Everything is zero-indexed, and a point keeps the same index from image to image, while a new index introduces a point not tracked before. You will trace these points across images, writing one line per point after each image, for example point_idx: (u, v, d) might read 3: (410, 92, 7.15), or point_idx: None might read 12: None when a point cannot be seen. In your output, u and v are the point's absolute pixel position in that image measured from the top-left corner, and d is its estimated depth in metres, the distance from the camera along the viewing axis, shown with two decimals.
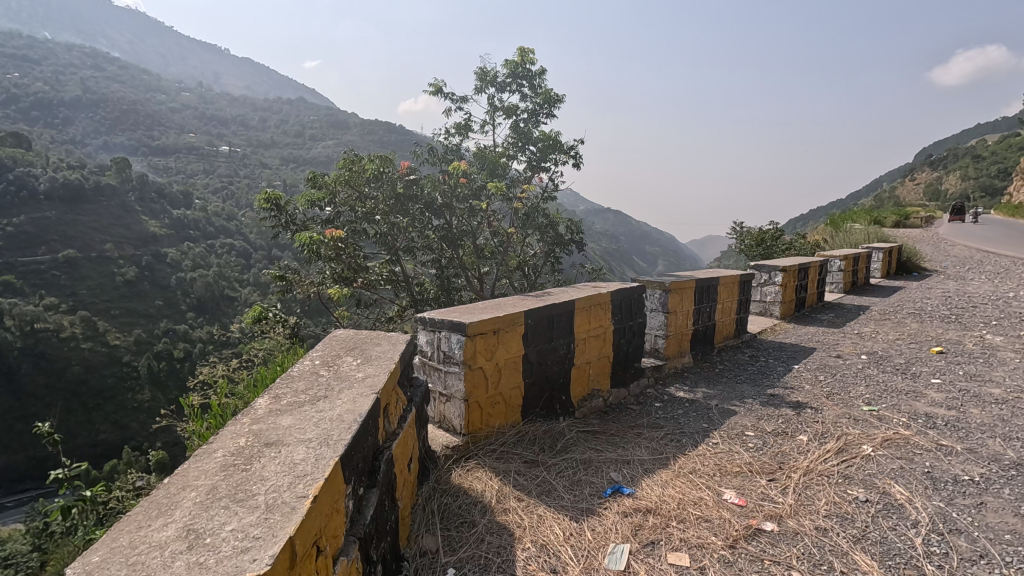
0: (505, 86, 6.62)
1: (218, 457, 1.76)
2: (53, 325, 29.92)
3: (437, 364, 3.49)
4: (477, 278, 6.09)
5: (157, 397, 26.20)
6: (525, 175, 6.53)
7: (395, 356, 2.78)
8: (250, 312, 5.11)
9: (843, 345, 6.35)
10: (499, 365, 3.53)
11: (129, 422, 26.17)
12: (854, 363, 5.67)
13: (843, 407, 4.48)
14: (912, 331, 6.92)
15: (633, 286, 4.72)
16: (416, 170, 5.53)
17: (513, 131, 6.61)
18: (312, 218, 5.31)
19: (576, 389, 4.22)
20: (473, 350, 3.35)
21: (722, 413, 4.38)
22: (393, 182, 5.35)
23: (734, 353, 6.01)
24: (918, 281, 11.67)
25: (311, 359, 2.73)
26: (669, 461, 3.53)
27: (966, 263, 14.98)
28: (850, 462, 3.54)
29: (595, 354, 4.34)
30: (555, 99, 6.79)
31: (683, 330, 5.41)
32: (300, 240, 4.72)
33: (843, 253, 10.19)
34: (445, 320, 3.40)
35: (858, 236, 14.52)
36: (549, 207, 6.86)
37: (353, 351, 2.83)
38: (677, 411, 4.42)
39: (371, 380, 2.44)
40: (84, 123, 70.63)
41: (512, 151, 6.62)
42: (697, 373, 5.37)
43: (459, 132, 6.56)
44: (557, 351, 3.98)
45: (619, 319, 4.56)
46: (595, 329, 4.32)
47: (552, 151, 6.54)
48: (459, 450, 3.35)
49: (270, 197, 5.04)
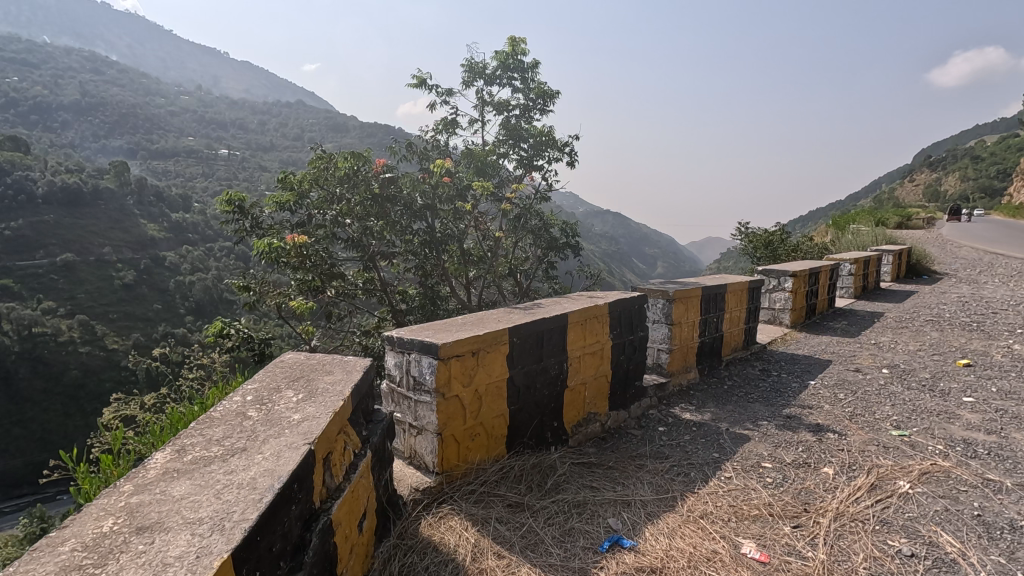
0: (495, 79, 6.13)
1: (61, 554, 1.27)
2: (51, 329, 29.31)
3: (406, 392, 3.01)
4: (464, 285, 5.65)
5: None
6: (516, 174, 6.06)
7: (346, 390, 2.29)
8: (212, 328, 4.58)
9: (861, 357, 5.87)
10: (479, 391, 3.05)
11: None
12: (875, 378, 5.19)
13: (870, 431, 3.99)
14: (932, 341, 6.44)
15: (633, 296, 4.24)
16: (393, 167, 4.93)
17: (505, 127, 6.13)
18: (279, 222, 4.79)
19: (570, 414, 3.74)
20: (446, 375, 2.87)
21: (734, 439, 3.89)
22: (368, 183, 4.76)
23: (743, 367, 5.53)
24: (931, 285, 11.19)
25: (243, 394, 2.25)
26: (677, 503, 3.05)
27: (977, 265, 14.50)
28: (886, 503, 3.05)
29: (591, 374, 3.86)
30: (550, 93, 6.30)
31: (687, 343, 4.93)
32: (255, 248, 4.37)
33: (854, 255, 9.72)
34: (415, 341, 2.92)
35: (866, 238, 14.06)
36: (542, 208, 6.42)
37: (296, 383, 2.35)
38: (684, 438, 3.94)
39: (309, 425, 1.96)
40: (84, 127, 70.51)
41: (503, 149, 6.14)
42: (704, 390, 4.88)
43: (445, 129, 6.08)
44: (548, 373, 3.49)
45: (618, 333, 4.08)
46: (591, 346, 3.84)
47: (545, 148, 6.05)
48: (431, 494, 2.86)
49: (232, 198, 4.58)
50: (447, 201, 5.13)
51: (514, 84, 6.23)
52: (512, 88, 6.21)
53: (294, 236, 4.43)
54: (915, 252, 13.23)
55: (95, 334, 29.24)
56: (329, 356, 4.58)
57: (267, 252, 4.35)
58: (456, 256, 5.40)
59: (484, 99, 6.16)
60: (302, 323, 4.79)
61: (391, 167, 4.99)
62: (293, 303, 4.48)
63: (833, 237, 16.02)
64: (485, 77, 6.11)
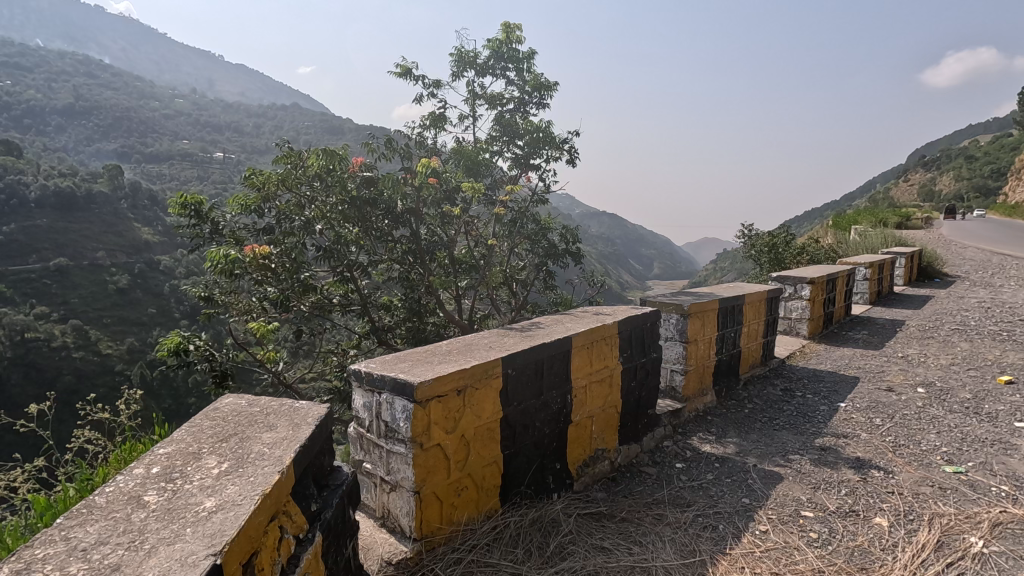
0: (487, 69, 5.60)
1: None
2: (44, 334, 28.04)
3: (377, 439, 2.46)
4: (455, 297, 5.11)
5: None
6: (510, 174, 5.53)
7: (289, 455, 1.75)
8: (166, 343, 3.90)
9: (890, 373, 5.34)
10: (465, 437, 2.51)
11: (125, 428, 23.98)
12: (912, 399, 4.66)
13: (920, 468, 3.46)
14: (965, 353, 5.92)
15: (646, 313, 3.70)
16: (372, 166, 4.26)
17: (498, 123, 5.59)
18: (244, 226, 4.14)
19: (575, 453, 3.20)
20: (425, 421, 2.33)
21: (764, 479, 3.36)
22: (345, 184, 4.12)
23: (763, 386, 4.99)
24: (947, 289, 10.70)
25: (149, 465, 1.69)
26: (707, 571, 2.51)
27: (987, 267, 14.04)
28: (960, 567, 2.52)
29: (598, 405, 3.33)
30: (548, 86, 5.78)
31: (704, 363, 4.40)
32: (205, 259, 3.52)
33: (867, 259, 9.23)
34: (387, 377, 2.38)
35: (874, 240, 13.60)
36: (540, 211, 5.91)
37: (225, 446, 1.80)
38: (706, 478, 3.40)
39: (223, 519, 1.41)
40: (78, 130, 69.75)
41: (496, 146, 5.61)
42: (723, 416, 4.35)
43: (432, 125, 5.57)
44: (548, 408, 2.96)
45: (629, 356, 3.55)
46: (599, 373, 3.31)
47: (543, 146, 5.52)
48: (406, 566, 2.32)
49: (186, 200, 3.96)
50: (432, 204, 4.57)
51: (508, 76, 5.70)
52: (506, 80, 5.67)
53: (254, 248, 3.82)
54: (926, 254, 12.77)
55: (89, 339, 28.34)
56: (293, 401, 4.02)
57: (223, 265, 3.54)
58: (445, 268, 4.90)
59: (476, 92, 5.63)
60: (265, 348, 4.17)
61: (370, 167, 4.27)
62: (252, 327, 3.81)
63: (839, 238, 15.56)
64: (476, 68, 5.57)
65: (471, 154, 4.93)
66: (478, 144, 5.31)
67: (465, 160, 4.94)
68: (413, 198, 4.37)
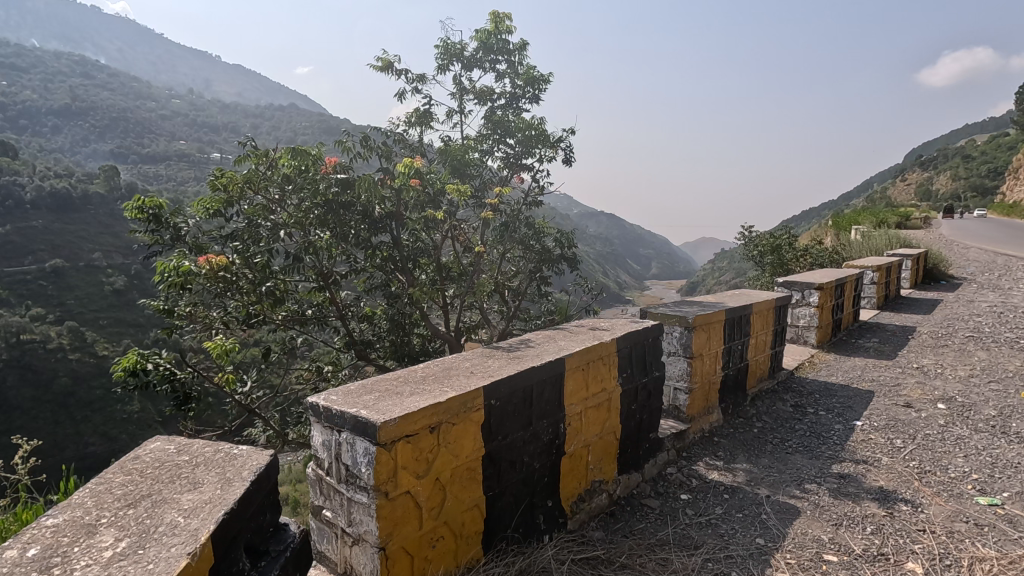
0: (476, 62, 5.26)
1: None
2: (39, 336, 27.45)
3: (337, 484, 2.11)
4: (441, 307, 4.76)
5: (148, 409, 24.23)
6: (500, 175, 5.19)
7: (207, 527, 1.39)
8: (123, 361, 3.45)
9: (907, 386, 5.01)
10: (440, 480, 2.16)
11: (119, 432, 23.73)
12: (933, 417, 4.32)
13: (951, 501, 3.12)
14: (983, 363, 5.59)
15: (647, 328, 3.36)
16: (348, 167, 3.90)
17: (488, 120, 5.25)
18: (208, 235, 3.80)
19: (569, 488, 2.86)
20: (391, 465, 1.98)
21: (779, 515, 3.02)
22: (316, 186, 3.74)
23: (772, 402, 4.66)
24: (955, 292, 10.38)
25: (25, 545, 1.33)
26: None
27: (993, 268, 13.74)
28: None
29: (595, 433, 2.99)
30: (541, 79, 5.44)
31: (709, 379, 4.06)
32: (155, 270, 3.17)
33: (874, 261, 8.90)
34: (347, 412, 2.04)
35: (878, 241, 13.29)
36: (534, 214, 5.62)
37: (128, 517, 1.44)
38: (715, 512, 3.06)
39: None
40: (74, 131, 69.35)
41: (486, 145, 5.27)
42: (731, 437, 4.02)
43: (418, 123, 5.25)
44: (538, 440, 2.62)
45: (629, 377, 3.21)
46: (595, 397, 2.96)
47: (535, 145, 5.18)
48: None
49: (145, 204, 3.58)
50: (412, 207, 4.22)
51: (498, 70, 5.37)
52: (496, 74, 5.33)
53: (212, 255, 3.37)
54: (931, 255, 12.45)
55: (84, 341, 27.75)
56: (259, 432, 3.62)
57: (174, 277, 3.21)
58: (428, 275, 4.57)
59: (464, 86, 5.29)
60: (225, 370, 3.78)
61: (345, 167, 3.92)
62: (209, 346, 3.38)
63: (841, 239, 15.25)
64: (464, 61, 5.23)
65: (457, 153, 4.58)
66: (466, 143, 4.97)
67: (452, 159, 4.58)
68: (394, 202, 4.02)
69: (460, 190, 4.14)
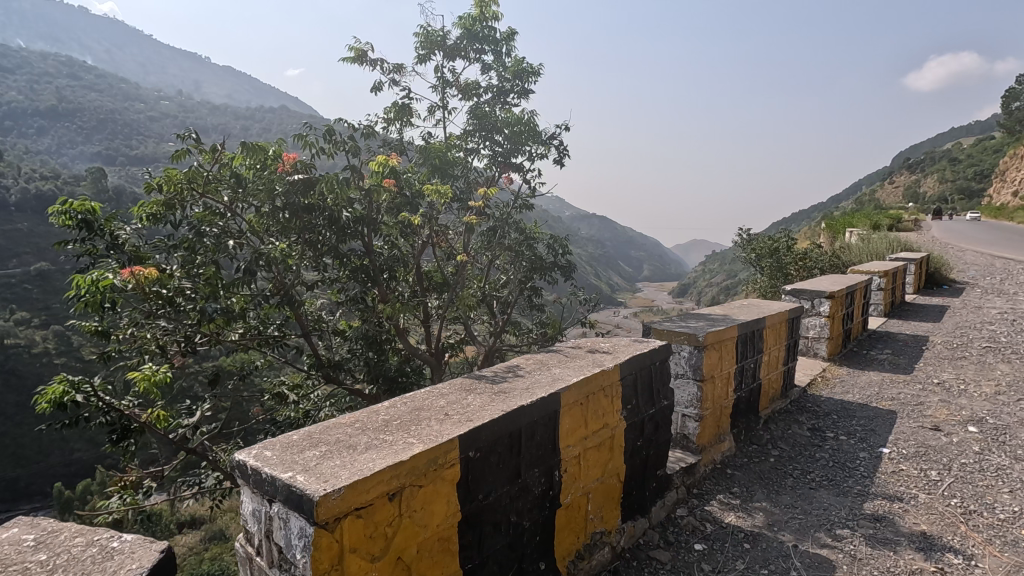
0: (459, 52, 4.81)
1: None
2: (23, 340, 26.47)
3: (268, 567, 1.65)
4: (421, 321, 4.30)
5: None
6: (486, 175, 4.75)
7: None
8: (47, 393, 2.83)
9: (931, 405, 4.60)
10: (402, 559, 1.69)
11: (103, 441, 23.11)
12: (967, 442, 3.91)
13: (1007, 551, 2.69)
14: (1008, 378, 5.19)
15: (654, 351, 2.92)
16: (309, 166, 3.37)
17: (472, 116, 4.80)
18: (154, 243, 3.32)
19: (565, 545, 2.40)
20: (335, 550, 1.51)
21: (811, 571, 2.57)
22: (271, 188, 3.23)
23: (787, 425, 4.23)
24: (961, 297, 10.04)
25: None
26: None
27: (994, 272, 13.44)
28: None
29: (595, 477, 2.53)
30: (530, 71, 5.00)
31: (721, 404, 3.62)
32: (67, 288, 2.61)
33: (880, 266, 8.54)
34: (280, 478, 1.57)
35: (879, 244, 12.97)
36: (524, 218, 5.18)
37: None
38: (736, 567, 2.61)
39: None
40: (59, 132, 68.28)
41: (471, 143, 4.82)
42: (745, 468, 3.58)
43: (399, 120, 4.80)
44: (528, 493, 2.15)
45: (634, 409, 2.76)
46: (596, 436, 2.51)
47: (525, 143, 4.72)
48: None
49: (73, 207, 3.05)
50: (385, 208, 3.77)
51: (484, 61, 4.91)
52: (482, 65, 4.87)
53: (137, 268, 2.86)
54: (933, 259, 12.11)
55: (68, 346, 26.94)
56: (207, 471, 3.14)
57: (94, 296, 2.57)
58: (405, 287, 4.13)
59: (447, 78, 4.83)
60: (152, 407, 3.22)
61: (307, 167, 3.38)
62: (132, 375, 2.67)
63: (840, 242, 14.91)
64: (446, 50, 4.78)
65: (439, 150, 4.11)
66: (448, 139, 4.52)
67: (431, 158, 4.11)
68: (364, 207, 3.55)
69: (441, 189, 3.69)
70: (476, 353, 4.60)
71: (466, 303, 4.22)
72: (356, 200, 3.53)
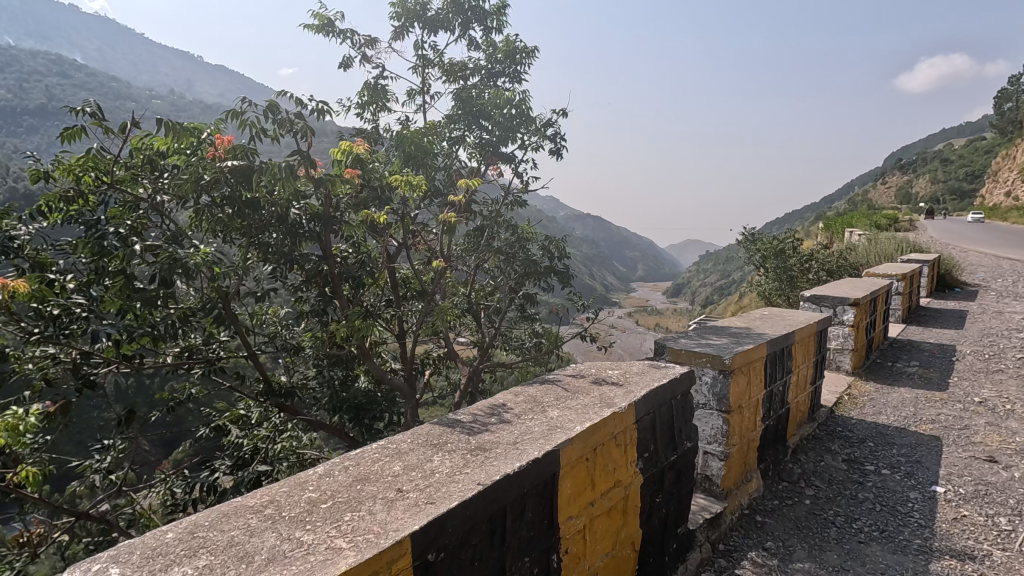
0: (441, 25, 4.21)
1: None
2: None
3: None
4: (395, 335, 3.72)
5: None
6: (473, 167, 4.16)
7: None
8: None
9: (979, 429, 4.04)
10: None
11: None
12: None
13: None
14: None
15: (673, 381, 2.35)
16: (247, 151, 2.70)
17: (456, 99, 4.20)
18: (60, 246, 2.68)
19: None
20: None
21: None
22: (198, 177, 2.60)
23: (819, 456, 3.66)
24: (977, 302, 9.51)
25: None
26: None
27: (1004, 274, 12.95)
28: None
29: (604, 552, 1.94)
30: (523, 51, 4.40)
31: (748, 437, 3.04)
32: None
33: (896, 269, 8.00)
34: None
35: (886, 245, 12.45)
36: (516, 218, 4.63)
37: None
38: None
39: None
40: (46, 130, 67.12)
41: (456, 129, 4.22)
42: (777, 514, 3.00)
43: (373, 105, 4.20)
44: None
45: (651, 457, 2.18)
46: (605, 499, 1.92)
47: (516, 131, 4.12)
48: None
49: None
50: (347, 202, 3.18)
51: (470, 37, 4.31)
52: (467, 42, 4.27)
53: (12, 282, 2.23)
54: (944, 260, 11.60)
55: None
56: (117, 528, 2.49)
57: None
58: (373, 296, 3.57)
59: (428, 56, 4.23)
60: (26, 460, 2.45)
61: (244, 151, 2.70)
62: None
63: (844, 242, 14.39)
64: (427, 23, 4.17)
65: (413, 135, 3.50)
66: (428, 125, 3.92)
67: (404, 144, 3.50)
68: (318, 201, 2.95)
69: (413, 180, 3.09)
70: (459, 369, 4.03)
71: (446, 314, 3.64)
72: (309, 193, 2.93)
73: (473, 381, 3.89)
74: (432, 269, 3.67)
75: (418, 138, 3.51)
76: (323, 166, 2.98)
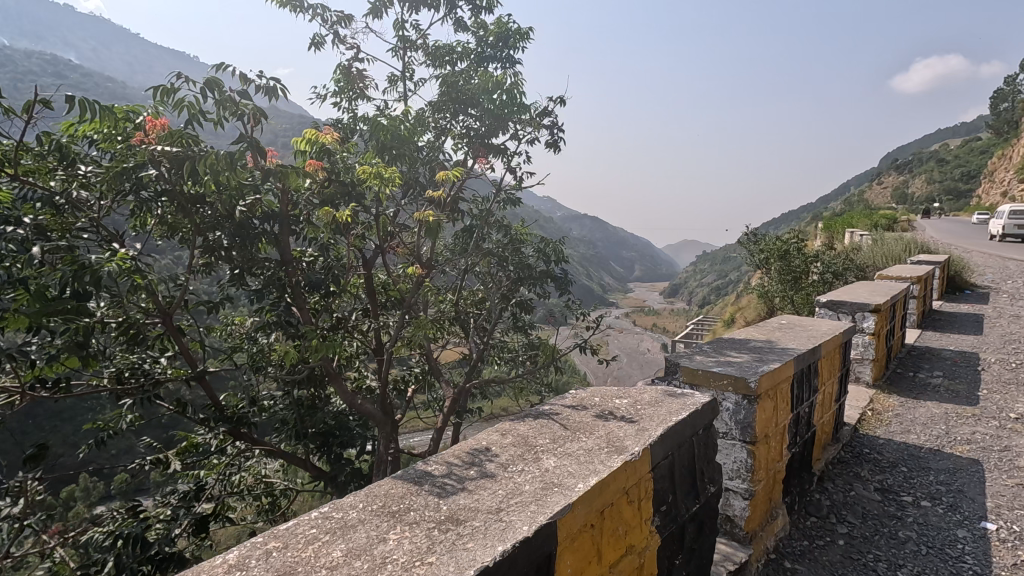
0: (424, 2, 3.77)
1: None
2: None
3: None
4: (372, 349, 3.31)
5: None
6: (460, 161, 3.76)
7: None
8: None
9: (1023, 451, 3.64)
10: None
11: None
12: None
13: None
14: None
15: (692, 414, 1.95)
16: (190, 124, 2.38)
17: (441, 85, 3.77)
18: None
19: None
20: None
21: None
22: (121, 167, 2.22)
23: (848, 485, 3.25)
24: (990, 305, 9.13)
25: None
26: None
27: (1013, 275, 12.56)
28: None
29: None
30: (516, 31, 3.97)
31: (774, 470, 2.64)
32: None
33: (909, 271, 7.60)
34: None
35: (893, 245, 12.07)
36: (508, 219, 4.24)
37: None
38: None
39: None
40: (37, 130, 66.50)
41: (440, 120, 3.80)
42: (807, 559, 2.60)
43: (349, 91, 3.79)
44: None
45: (669, 511, 1.78)
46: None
47: (508, 121, 3.70)
48: None
49: None
50: (305, 196, 2.77)
51: (457, 15, 3.88)
52: (454, 22, 3.84)
53: None
54: (953, 261, 11.21)
55: None
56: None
57: None
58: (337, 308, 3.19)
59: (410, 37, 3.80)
60: None
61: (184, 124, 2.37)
62: None
63: (848, 243, 14.00)
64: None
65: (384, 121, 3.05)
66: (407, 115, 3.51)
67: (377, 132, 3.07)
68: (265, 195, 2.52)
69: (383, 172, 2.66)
70: (443, 387, 3.63)
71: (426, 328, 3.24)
72: (262, 186, 2.51)
73: (459, 400, 3.49)
74: (410, 276, 3.25)
75: (392, 125, 3.08)
76: (279, 155, 2.63)
